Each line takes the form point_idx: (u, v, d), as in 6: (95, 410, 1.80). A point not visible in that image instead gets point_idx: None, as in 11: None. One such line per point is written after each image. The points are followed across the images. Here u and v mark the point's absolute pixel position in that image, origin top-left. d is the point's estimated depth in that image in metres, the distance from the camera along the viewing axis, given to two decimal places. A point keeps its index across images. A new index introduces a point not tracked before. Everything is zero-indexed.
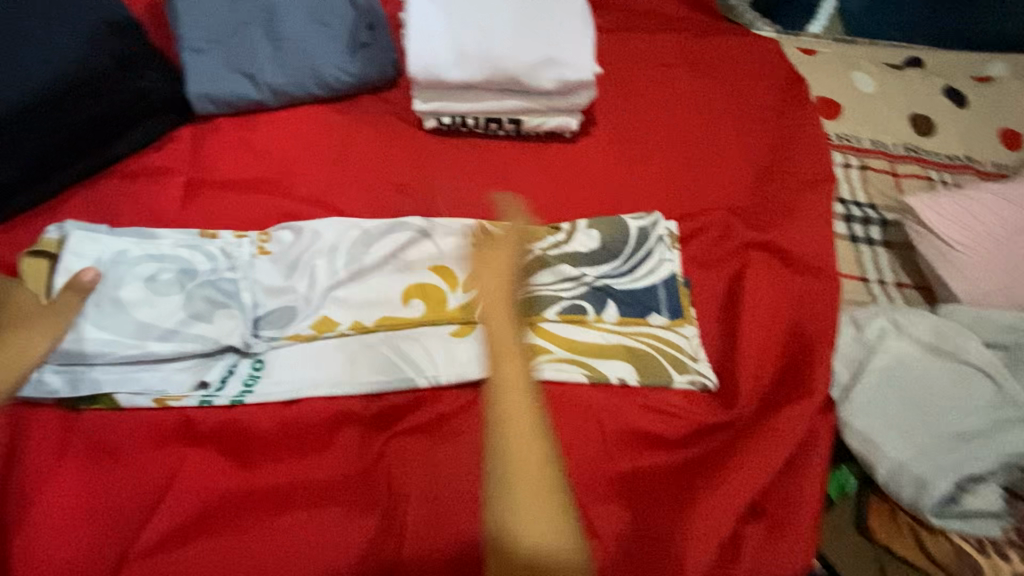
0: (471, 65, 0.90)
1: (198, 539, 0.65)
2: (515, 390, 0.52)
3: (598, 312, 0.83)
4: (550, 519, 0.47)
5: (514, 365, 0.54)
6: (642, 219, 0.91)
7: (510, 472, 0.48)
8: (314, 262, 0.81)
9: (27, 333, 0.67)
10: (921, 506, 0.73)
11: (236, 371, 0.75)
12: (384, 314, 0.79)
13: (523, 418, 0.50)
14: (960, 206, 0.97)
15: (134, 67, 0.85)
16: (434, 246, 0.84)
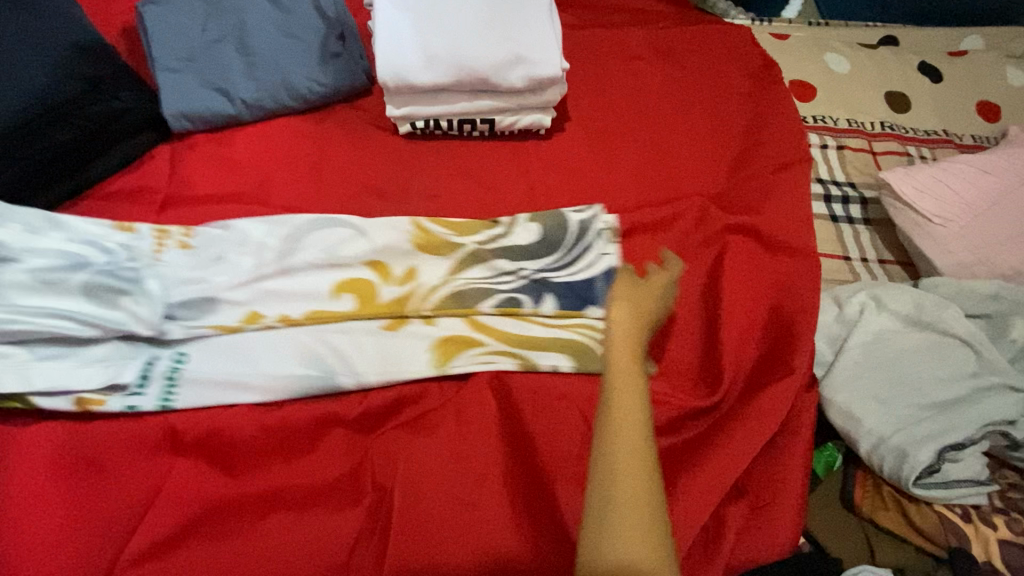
0: (440, 68, 0.91)
1: (190, 546, 0.66)
2: (629, 421, 0.61)
3: (535, 304, 0.84)
4: (645, 535, 0.54)
5: (628, 396, 0.64)
6: (587, 211, 0.91)
7: (618, 490, 0.57)
8: (237, 257, 0.82)
9: None
10: (904, 476, 0.74)
11: (153, 370, 0.74)
12: (311, 306, 0.80)
13: (633, 441, 0.60)
14: (938, 179, 0.97)
15: (107, 89, 0.87)
16: (368, 242, 0.85)
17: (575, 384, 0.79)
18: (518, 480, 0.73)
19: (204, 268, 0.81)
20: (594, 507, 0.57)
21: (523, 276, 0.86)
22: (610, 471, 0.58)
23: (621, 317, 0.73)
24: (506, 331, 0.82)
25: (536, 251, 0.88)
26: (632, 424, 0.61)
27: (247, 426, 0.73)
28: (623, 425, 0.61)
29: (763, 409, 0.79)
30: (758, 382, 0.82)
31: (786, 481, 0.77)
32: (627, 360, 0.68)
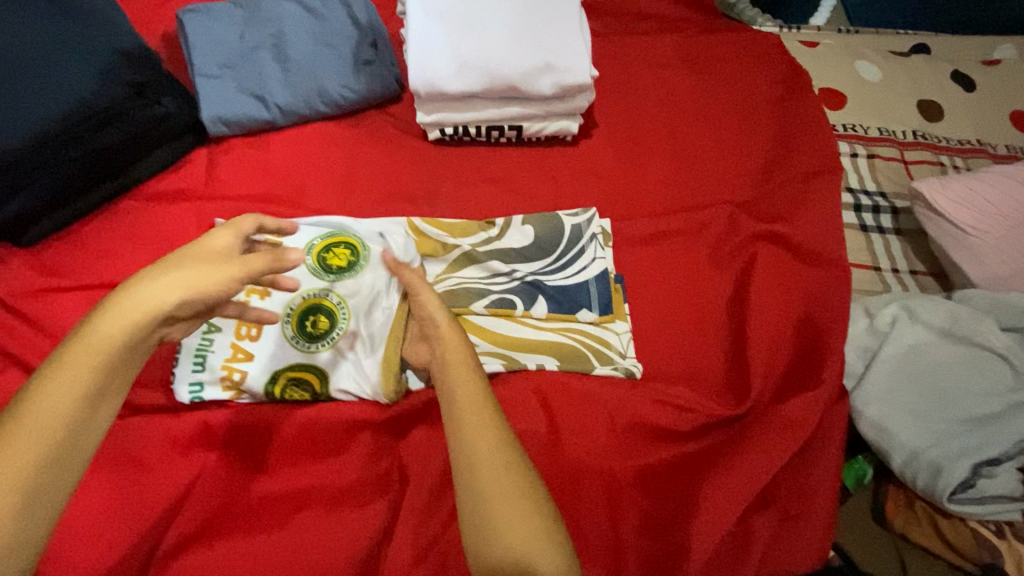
0: (472, 75, 0.92)
1: (224, 540, 0.69)
2: (474, 411, 0.57)
3: (527, 307, 0.84)
4: (521, 510, 0.52)
5: (464, 382, 0.60)
6: (573, 213, 0.91)
7: (486, 487, 0.53)
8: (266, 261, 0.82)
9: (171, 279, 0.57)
10: (938, 491, 0.73)
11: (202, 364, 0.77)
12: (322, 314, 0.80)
13: (487, 431, 0.56)
14: (972, 189, 0.96)
15: (150, 94, 0.89)
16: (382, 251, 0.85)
17: (600, 388, 0.79)
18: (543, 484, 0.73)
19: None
20: (468, 519, 0.52)
21: (516, 277, 0.86)
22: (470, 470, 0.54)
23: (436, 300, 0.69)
24: (496, 332, 0.82)
25: (529, 255, 0.88)
26: (475, 409, 0.57)
27: (280, 425, 0.75)
28: (468, 416, 0.57)
29: (791, 420, 0.78)
30: (786, 393, 0.81)
31: (814, 493, 0.76)
32: (454, 348, 0.64)
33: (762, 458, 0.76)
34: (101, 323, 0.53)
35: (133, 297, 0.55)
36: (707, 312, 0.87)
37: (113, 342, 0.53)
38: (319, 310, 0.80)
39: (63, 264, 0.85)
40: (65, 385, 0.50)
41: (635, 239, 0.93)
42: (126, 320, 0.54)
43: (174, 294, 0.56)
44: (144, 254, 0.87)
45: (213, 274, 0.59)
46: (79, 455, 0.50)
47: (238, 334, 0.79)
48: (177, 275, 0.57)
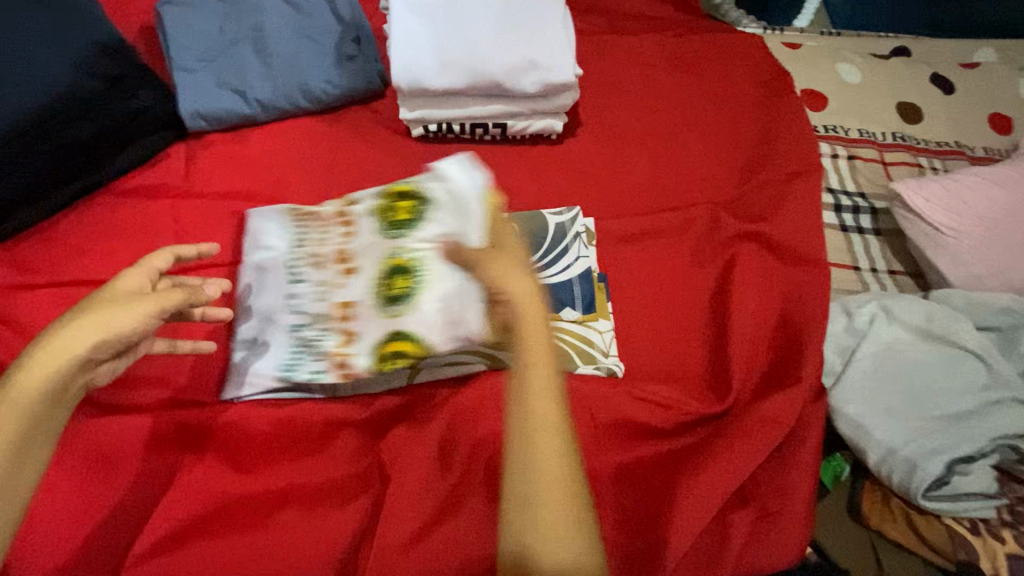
0: (455, 72, 0.91)
1: (199, 541, 0.68)
2: (542, 400, 0.47)
3: None
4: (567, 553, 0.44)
5: (538, 391, 0.47)
6: (557, 211, 0.91)
7: (540, 491, 0.45)
8: (316, 249, 0.82)
9: (82, 325, 0.55)
10: (913, 488, 0.74)
11: (298, 357, 0.77)
12: (400, 272, 0.80)
13: (549, 445, 0.46)
14: (950, 191, 0.97)
15: (126, 87, 0.87)
16: (445, 196, 0.84)
17: (583, 385, 0.79)
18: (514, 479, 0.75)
19: (257, 281, 0.81)
20: (513, 513, 0.46)
21: None
22: (524, 501, 0.45)
23: (514, 265, 0.53)
24: None
25: None
26: (543, 433, 0.46)
27: (257, 422, 0.75)
28: (535, 438, 0.46)
29: (772, 417, 0.79)
30: (766, 391, 0.82)
31: (793, 490, 0.77)
32: (535, 340, 0.48)
33: (742, 454, 0.76)
34: (20, 378, 0.52)
35: (50, 346, 0.53)
36: (689, 311, 0.88)
37: (29, 395, 0.52)
38: (402, 276, 0.80)
39: (35, 260, 0.83)
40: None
41: (618, 238, 0.93)
42: (42, 372, 0.52)
43: (90, 340, 0.54)
44: (119, 250, 0.85)
45: (126, 316, 0.56)
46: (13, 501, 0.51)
47: (336, 317, 0.79)
48: (88, 321, 0.55)
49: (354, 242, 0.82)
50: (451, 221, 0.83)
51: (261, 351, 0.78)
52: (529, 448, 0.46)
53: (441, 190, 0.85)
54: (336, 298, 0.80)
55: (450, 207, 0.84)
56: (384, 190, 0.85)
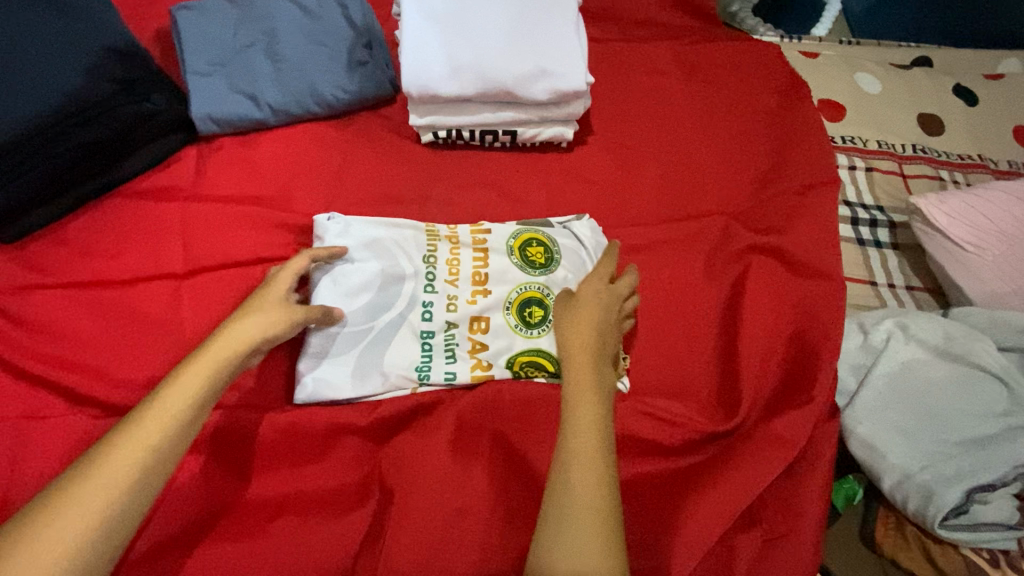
0: (465, 79, 0.91)
1: (200, 547, 0.68)
2: (587, 431, 0.62)
3: (519, 320, 0.83)
4: (593, 554, 0.55)
5: (584, 419, 0.63)
6: (567, 219, 0.91)
7: (573, 502, 0.58)
8: (443, 266, 0.85)
9: (262, 318, 0.68)
10: (929, 515, 0.72)
11: (430, 362, 0.79)
12: (533, 301, 0.83)
13: (587, 466, 0.60)
14: (970, 206, 0.94)
15: (140, 91, 0.88)
16: (572, 241, 0.89)
17: None
18: (514, 492, 0.74)
19: (377, 286, 0.81)
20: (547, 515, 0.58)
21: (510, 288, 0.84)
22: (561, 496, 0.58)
23: (581, 322, 0.73)
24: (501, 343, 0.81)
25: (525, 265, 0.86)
26: (585, 448, 0.61)
27: (260, 428, 0.74)
28: (578, 447, 0.61)
29: (782, 436, 0.77)
30: (775, 409, 0.80)
31: (801, 511, 0.75)
32: (586, 380, 0.67)
33: (748, 474, 0.74)
34: (215, 351, 0.63)
35: (230, 333, 0.65)
36: (699, 324, 0.86)
37: (208, 367, 0.62)
38: (530, 299, 0.83)
39: (42, 260, 0.84)
40: (179, 396, 0.59)
41: (627, 248, 0.91)
42: (220, 352, 0.63)
43: (260, 333, 0.67)
44: (128, 252, 0.85)
45: (285, 318, 0.70)
46: (176, 454, 0.58)
47: (470, 328, 0.82)
48: (261, 318, 0.68)
49: (489, 263, 0.85)
50: (578, 266, 0.87)
51: (382, 354, 0.79)
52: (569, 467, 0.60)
53: (568, 240, 0.89)
54: (471, 311, 0.82)
55: (577, 255, 0.88)
56: (514, 224, 0.89)
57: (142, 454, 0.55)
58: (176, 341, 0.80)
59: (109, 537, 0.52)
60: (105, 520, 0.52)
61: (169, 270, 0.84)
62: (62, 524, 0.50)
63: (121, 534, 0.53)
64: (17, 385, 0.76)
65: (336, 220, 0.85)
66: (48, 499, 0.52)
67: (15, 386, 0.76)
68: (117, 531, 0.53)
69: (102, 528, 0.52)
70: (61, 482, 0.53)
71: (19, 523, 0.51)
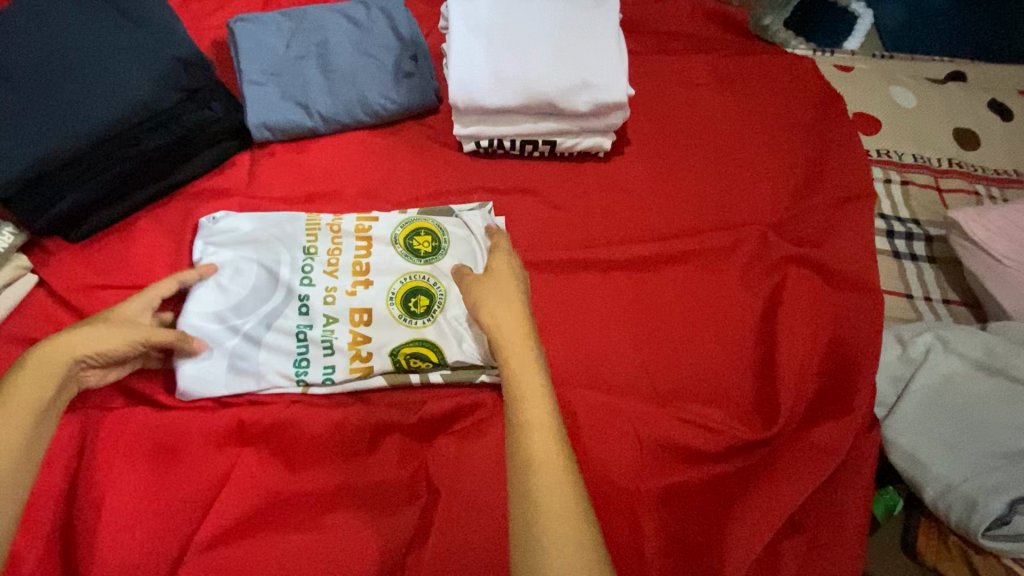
0: (510, 91, 0.94)
1: (258, 537, 0.72)
2: (529, 383, 0.60)
3: (404, 313, 0.84)
4: (569, 532, 0.51)
5: (542, 432, 0.57)
6: (467, 208, 0.93)
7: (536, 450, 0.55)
8: (321, 260, 0.87)
9: (102, 336, 0.70)
10: (972, 525, 0.72)
11: (308, 358, 0.82)
12: (415, 293, 0.85)
13: (538, 415, 0.58)
14: (1010, 220, 0.94)
15: (202, 100, 0.92)
16: (463, 230, 0.91)
17: (625, 403, 0.81)
18: None
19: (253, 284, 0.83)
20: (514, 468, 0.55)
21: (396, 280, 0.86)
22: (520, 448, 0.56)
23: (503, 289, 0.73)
24: (382, 336, 0.83)
25: (409, 257, 0.88)
26: (550, 464, 0.55)
27: (314, 424, 0.78)
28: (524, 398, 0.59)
29: (818, 447, 0.79)
30: (811, 420, 0.81)
31: (838, 522, 0.76)
32: (532, 383, 0.60)
33: (783, 480, 0.77)
34: (45, 364, 0.65)
35: (55, 344, 0.67)
36: (735, 334, 0.87)
37: (48, 377, 0.65)
38: (417, 289, 0.85)
39: (106, 260, 0.88)
40: (18, 410, 0.61)
41: (663, 257, 0.93)
42: (54, 366, 0.66)
43: (94, 342, 0.69)
44: (186, 253, 0.89)
45: (127, 335, 0.71)
46: (34, 455, 0.61)
47: (352, 320, 0.84)
48: (94, 328, 0.70)
49: (371, 254, 0.87)
50: (464, 253, 0.89)
51: (255, 351, 0.81)
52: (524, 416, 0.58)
53: (459, 228, 0.91)
54: (351, 303, 0.84)
55: (465, 244, 0.90)
56: (404, 215, 0.91)
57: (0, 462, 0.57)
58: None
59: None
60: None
61: None
62: None
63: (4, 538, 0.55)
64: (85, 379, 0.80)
65: (218, 220, 0.88)
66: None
67: None
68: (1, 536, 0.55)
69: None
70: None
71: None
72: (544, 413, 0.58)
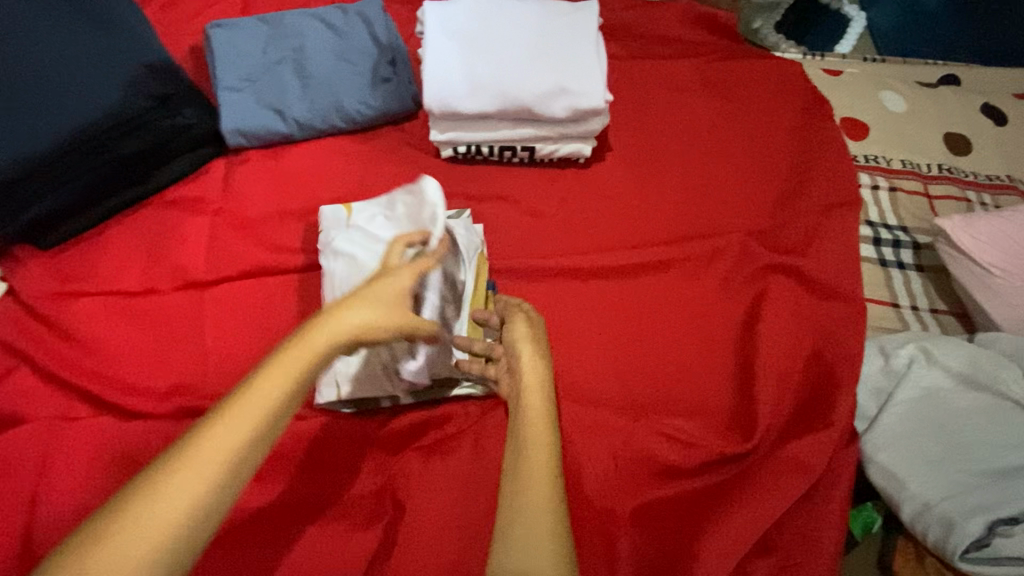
0: (486, 97, 0.92)
1: (215, 550, 0.70)
2: (537, 454, 0.63)
3: None
4: None
5: (538, 483, 0.60)
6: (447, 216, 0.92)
7: (522, 514, 0.58)
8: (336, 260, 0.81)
9: (366, 315, 0.59)
10: (949, 548, 0.69)
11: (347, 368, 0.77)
12: None
13: (536, 486, 0.60)
14: (998, 229, 0.92)
15: (174, 106, 0.90)
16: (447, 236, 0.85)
17: (600, 415, 0.79)
18: None
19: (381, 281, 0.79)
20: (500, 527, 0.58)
21: None
22: (510, 510, 0.59)
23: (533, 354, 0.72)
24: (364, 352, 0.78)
25: None
26: (538, 513, 0.58)
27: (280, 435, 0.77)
28: (528, 467, 0.62)
29: (795, 461, 0.77)
30: (790, 434, 0.79)
31: (814, 540, 0.74)
32: (540, 434, 0.65)
33: (759, 494, 0.75)
34: (315, 338, 0.57)
35: (329, 325, 0.58)
36: (715, 344, 0.85)
37: (296, 370, 0.56)
38: None
39: (73, 268, 0.87)
40: (269, 387, 0.55)
41: (642, 265, 0.91)
42: (319, 343, 0.57)
43: (365, 322, 0.59)
44: (155, 260, 0.88)
45: (390, 318, 0.60)
46: (263, 447, 0.54)
47: None
48: (364, 308, 0.59)
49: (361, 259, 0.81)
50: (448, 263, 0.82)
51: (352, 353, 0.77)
52: (519, 485, 0.60)
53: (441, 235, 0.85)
54: None
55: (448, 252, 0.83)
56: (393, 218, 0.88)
57: (222, 451, 0.52)
58: (216, 344, 0.84)
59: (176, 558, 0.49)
60: (173, 535, 0.49)
61: (194, 279, 0.87)
62: (164, 501, 0.50)
63: (190, 551, 0.50)
64: (51, 388, 0.80)
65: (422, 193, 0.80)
66: (125, 503, 0.50)
67: (44, 390, 0.80)
68: (188, 543, 0.49)
69: (170, 543, 0.49)
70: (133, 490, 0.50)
71: (85, 535, 0.49)
72: (542, 482, 0.60)
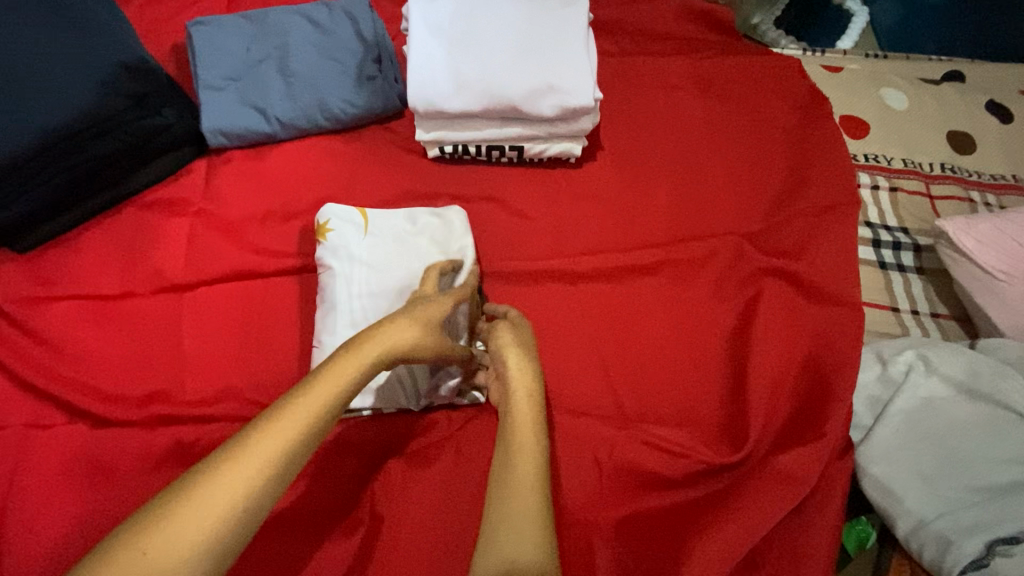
0: (471, 94, 0.90)
1: None
2: (522, 458, 0.59)
3: None
4: None
5: (523, 485, 0.57)
6: None
7: (503, 521, 0.54)
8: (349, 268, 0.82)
9: (416, 330, 0.62)
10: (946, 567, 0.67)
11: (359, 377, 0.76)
12: None
13: (521, 490, 0.56)
14: (1002, 231, 0.89)
15: (151, 105, 0.88)
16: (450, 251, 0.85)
17: (586, 424, 0.77)
18: None
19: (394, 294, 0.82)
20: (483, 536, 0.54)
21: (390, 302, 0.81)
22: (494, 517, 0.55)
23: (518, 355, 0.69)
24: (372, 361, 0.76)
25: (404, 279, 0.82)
26: (526, 519, 0.54)
27: None
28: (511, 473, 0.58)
29: (788, 473, 0.74)
30: (783, 444, 0.77)
31: (806, 554, 0.71)
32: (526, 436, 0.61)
33: (751, 506, 0.72)
34: (370, 347, 0.58)
35: (380, 335, 0.59)
36: (706, 350, 0.83)
37: (348, 376, 0.55)
38: None
39: (49, 272, 0.86)
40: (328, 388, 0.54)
41: (632, 269, 0.88)
42: (374, 352, 0.58)
43: (414, 336, 0.61)
44: (132, 263, 0.86)
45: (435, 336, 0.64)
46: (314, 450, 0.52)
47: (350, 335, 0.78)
48: (413, 323, 0.62)
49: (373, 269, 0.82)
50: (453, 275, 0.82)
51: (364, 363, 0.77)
52: (502, 492, 0.57)
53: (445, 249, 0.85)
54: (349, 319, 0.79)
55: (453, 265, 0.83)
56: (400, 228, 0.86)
57: (275, 451, 0.50)
58: (193, 349, 0.82)
59: (217, 562, 0.45)
60: (218, 534, 0.46)
61: (172, 282, 0.85)
62: (215, 502, 0.47)
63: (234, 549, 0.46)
64: (22, 395, 0.78)
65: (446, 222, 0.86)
66: (173, 496, 0.47)
67: (16, 397, 0.78)
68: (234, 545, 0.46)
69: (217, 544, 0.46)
70: (178, 488, 0.48)
71: (122, 534, 0.45)
72: (526, 488, 0.57)
